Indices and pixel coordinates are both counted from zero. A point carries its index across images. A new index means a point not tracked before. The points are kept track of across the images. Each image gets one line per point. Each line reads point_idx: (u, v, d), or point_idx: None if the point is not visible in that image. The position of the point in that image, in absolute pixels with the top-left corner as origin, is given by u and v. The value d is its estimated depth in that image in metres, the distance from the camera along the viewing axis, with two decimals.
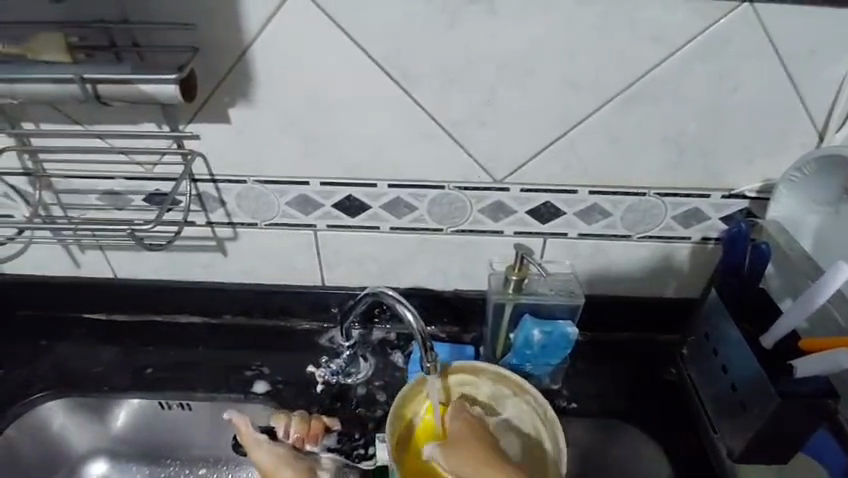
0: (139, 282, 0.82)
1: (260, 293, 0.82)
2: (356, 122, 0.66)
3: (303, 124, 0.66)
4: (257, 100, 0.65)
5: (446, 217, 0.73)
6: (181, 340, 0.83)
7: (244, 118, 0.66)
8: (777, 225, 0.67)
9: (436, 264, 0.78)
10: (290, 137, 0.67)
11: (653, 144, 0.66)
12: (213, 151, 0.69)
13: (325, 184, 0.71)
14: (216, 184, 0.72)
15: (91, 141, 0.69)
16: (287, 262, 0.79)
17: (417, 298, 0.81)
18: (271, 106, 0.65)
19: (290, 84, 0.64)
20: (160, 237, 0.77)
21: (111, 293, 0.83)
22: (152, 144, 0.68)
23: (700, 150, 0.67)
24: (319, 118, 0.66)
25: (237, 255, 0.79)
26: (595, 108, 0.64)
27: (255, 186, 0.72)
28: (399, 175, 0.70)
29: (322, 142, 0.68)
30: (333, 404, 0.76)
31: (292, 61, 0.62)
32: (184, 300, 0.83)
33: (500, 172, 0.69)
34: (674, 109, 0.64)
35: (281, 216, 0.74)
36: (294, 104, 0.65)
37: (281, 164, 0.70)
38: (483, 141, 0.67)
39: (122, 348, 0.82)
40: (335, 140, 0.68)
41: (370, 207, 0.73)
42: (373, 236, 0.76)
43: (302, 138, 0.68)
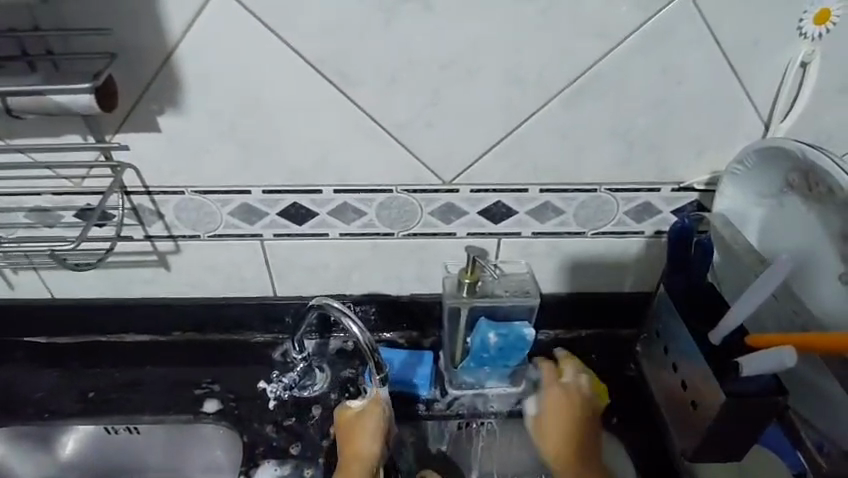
0: (78, 301, 0.78)
1: (209, 310, 0.79)
2: (298, 129, 0.64)
3: (241, 134, 0.64)
4: (191, 109, 0.62)
5: (396, 221, 0.71)
6: (127, 360, 0.79)
7: (177, 130, 0.63)
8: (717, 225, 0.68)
9: (392, 270, 0.76)
10: (228, 146, 0.65)
11: (604, 139, 0.65)
12: (146, 161, 0.65)
13: (267, 191, 0.68)
14: (153, 196, 0.68)
15: (13, 161, 0.65)
16: (234, 274, 0.76)
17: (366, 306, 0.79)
18: (205, 113, 0.62)
19: (224, 91, 0.61)
20: (97, 255, 0.73)
21: (49, 315, 0.79)
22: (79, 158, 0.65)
23: (653, 145, 0.66)
24: (256, 126, 0.63)
25: (183, 270, 0.75)
26: (542, 107, 0.63)
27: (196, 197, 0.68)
28: (345, 181, 0.68)
29: (261, 149, 0.65)
30: (288, 422, 0.73)
31: (224, 71, 0.59)
32: (127, 319, 0.79)
33: (451, 175, 0.67)
34: (624, 104, 0.63)
35: (224, 227, 0.71)
36: (229, 112, 0.62)
37: (218, 174, 0.67)
38: (431, 147, 0.65)
39: (64, 372, 0.78)
40: (273, 147, 0.65)
41: (316, 213, 0.70)
42: (322, 244, 0.73)
43: (239, 147, 0.65)
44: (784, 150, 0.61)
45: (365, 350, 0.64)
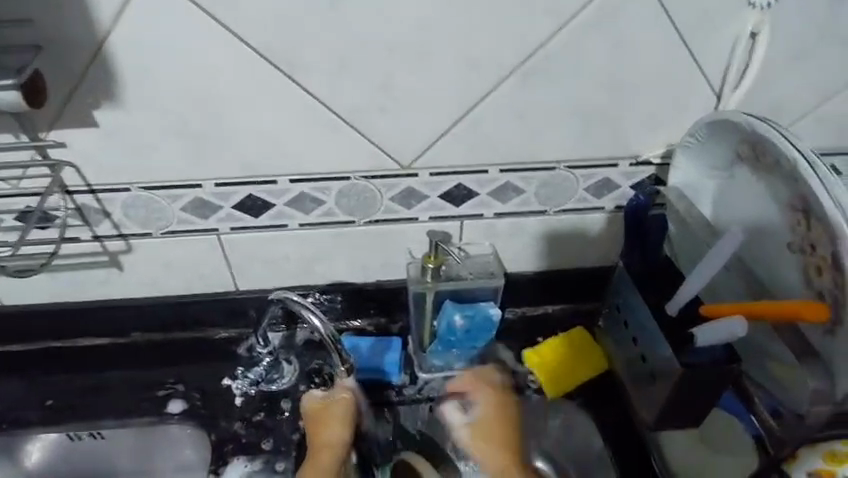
0: (161, 294, 0.76)
1: (337, 297, 0.77)
2: (427, 122, 0.63)
3: (366, 122, 0.62)
4: (303, 108, 0.61)
5: (550, 198, 0.71)
6: (211, 355, 0.77)
7: (277, 129, 0.62)
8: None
9: (525, 253, 0.76)
10: (341, 142, 0.63)
11: (794, 121, 0.67)
12: (264, 156, 0.64)
13: (436, 174, 0.67)
14: (277, 207, 0.68)
15: (144, 161, 0.64)
16: (353, 267, 0.75)
17: (530, 290, 0.79)
18: (320, 110, 0.61)
19: (357, 74, 0.59)
20: (214, 256, 0.72)
21: (118, 311, 0.76)
22: (213, 169, 0.65)
23: (836, 125, 0.68)
24: (378, 115, 0.62)
25: (296, 261, 0.74)
26: (679, 78, 0.62)
27: (320, 193, 0.67)
28: (526, 157, 0.67)
29: (420, 134, 0.64)
30: (420, 419, 0.74)
31: (325, 59, 0.58)
32: (213, 312, 0.77)
33: (625, 149, 0.67)
34: (824, 78, 0.64)
35: (384, 212, 0.70)
36: (360, 101, 0.61)
37: (359, 163, 0.65)
38: (553, 138, 0.66)
39: (180, 368, 0.77)
40: (426, 135, 0.64)
41: (478, 194, 0.70)
42: (454, 226, 0.72)
43: (389, 135, 0.63)
44: None
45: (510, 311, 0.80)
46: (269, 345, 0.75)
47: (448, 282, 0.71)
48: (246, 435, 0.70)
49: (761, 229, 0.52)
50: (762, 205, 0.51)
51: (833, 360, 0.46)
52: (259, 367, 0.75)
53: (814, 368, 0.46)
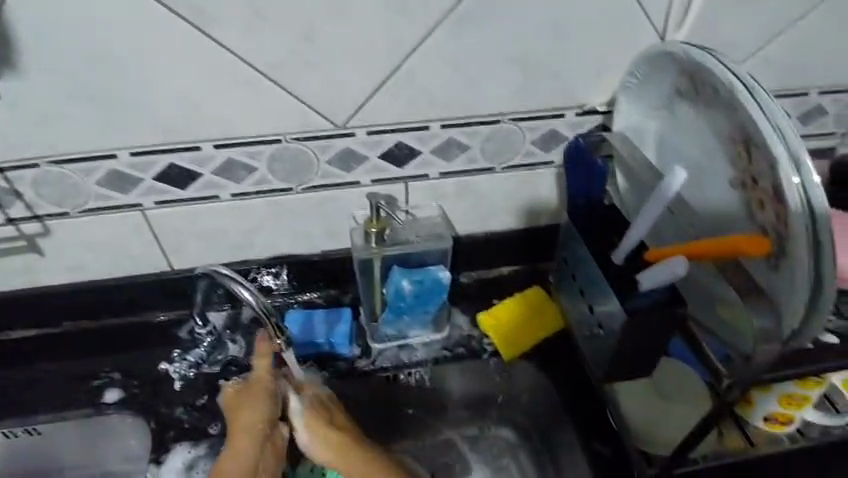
0: (92, 280, 0.70)
1: (281, 269, 0.73)
2: (356, 78, 0.59)
3: (290, 79, 0.58)
4: (222, 63, 0.56)
5: (498, 153, 0.68)
6: (153, 342, 0.73)
7: (195, 90, 0.58)
8: (833, 142, 0.73)
9: (474, 214, 0.73)
10: (266, 101, 0.59)
11: (748, 60, 0.64)
12: (182, 120, 0.59)
13: (372, 132, 0.63)
14: (204, 177, 0.63)
15: (50, 132, 0.58)
16: (297, 237, 0.71)
17: (485, 249, 0.76)
18: (240, 67, 0.57)
19: (277, 23, 0.55)
20: (142, 236, 0.67)
21: (48, 300, 0.71)
22: (129, 137, 0.60)
23: (792, 65, 0.65)
24: (303, 69, 0.58)
25: (232, 235, 0.69)
26: (620, 24, 0.59)
27: (248, 159, 0.63)
28: (465, 110, 0.63)
29: (353, 86, 0.59)
30: (380, 390, 0.71)
31: (240, 10, 0.54)
32: (151, 295, 0.72)
33: (570, 98, 0.64)
34: (778, 12, 0.61)
35: (322, 177, 0.66)
36: (282, 55, 0.57)
37: (291, 122, 0.61)
38: (494, 91, 0.62)
39: (118, 353, 0.72)
40: (360, 88, 0.60)
41: (420, 153, 0.66)
42: (400, 188, 0.68)
43: (321, 88, 0.59)
44: None
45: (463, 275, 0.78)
46: (209, 323, 0.73)
47: (394, 246, 0.68)
48: (188, 420, 0.67)
49: (704, 168, 0.50)
50: (702, 143, 0.50)
51: (775, 296, 0.44)
52: (199, 349, 0.71)
53: (754, 306, 0.46)
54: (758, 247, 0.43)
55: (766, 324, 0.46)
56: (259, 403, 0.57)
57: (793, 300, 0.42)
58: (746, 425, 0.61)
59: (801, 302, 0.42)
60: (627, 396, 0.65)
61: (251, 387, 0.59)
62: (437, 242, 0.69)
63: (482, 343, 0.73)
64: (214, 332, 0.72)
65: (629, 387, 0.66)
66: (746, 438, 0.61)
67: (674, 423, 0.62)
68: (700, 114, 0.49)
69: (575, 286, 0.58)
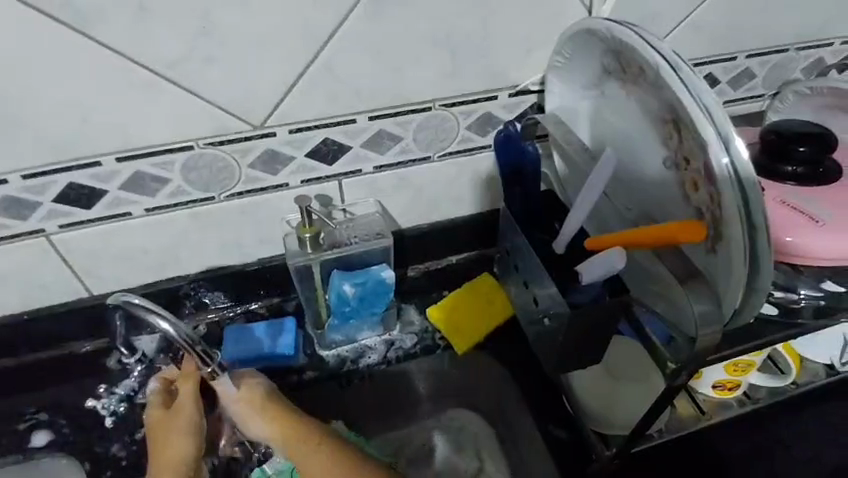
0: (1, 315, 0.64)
1: (214, 284, 0.68)
2: (269, 73, 0.54)
3: (194, 79, 0.53)
4: (112, 68, 0.51)
5: (433, 141, 0.64)
6: (81, 375, 0.67)
7: (86, 99, 0.52)
8: (762, 105, 0.73)
9: (415, 206, 0.70)
10: (169, 105, 0.54)
11: (676, 27, 0.62)
12: (77, 133, 0.53)
13: (294, 131, 0.58)
14: (111, 194, 0.57)
15: None
16: (228, 247, 0.66)
17: (428, 241, 0.73)
18: (134, 70, 0.51)
19: (170, 18, 0.49)
20: (52, 264, 0.61)
21: None
22: (18, 157, 0.53)
23: (720, 30, 0.64)
24: (207, 67, 0.53)
25: (155, 254, 0.64)
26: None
27: (159, 171, 0.57)
28: (391, 99, 0.59)
29: (267, 83, 0.55)
30: (331, 396, 0.68)
31: (125, 7, 0.48)
32: (71, 325, 0.66)
33: (501, 78, 0.61)
34: None
35: (245, 182, 0.61)
36: (180, 52, 0.51)
37: (201, 126, 0.56)
38: (421, 76, 0.59)
39: (42, 393, 0.66)
40: (275, 84, 0.55)
41: (349, 148, 0.62)
42: (334, 186, 0.64)
43: (230, 86, 0.54)
44: (819, 60, 0.71)
45: (410, 269, 0.75)
46: (137, 350, 0.68)
47: (331, 251, 0.64)
48: (126, 456, 0.62)
49: (638, 145, 0.49)
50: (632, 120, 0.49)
51: (714, 278, 0.44)
52: (129, 379, 0.66)
53: (694, 289, 0.43)
54: (694, 234, 0.42)
55: (707, 308, 0.42)
56: (181, 434, 0.54)
57: (730, 281, 0.42)
58: (696, 393, 0.62)
59: (737, 283, 0.41)
60: (580, 384, 0.62)
61: (170, 415, 0.56)
62: (376, 241, 0.65)
63: (435, 339, 0.70)
64: (145, 360, 0.68)
65: (581, 374, 0.63)
66: (697, 405, 0.62)
67: (632, 398, 0.59)
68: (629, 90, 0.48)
69: (518, 276, 0.57)
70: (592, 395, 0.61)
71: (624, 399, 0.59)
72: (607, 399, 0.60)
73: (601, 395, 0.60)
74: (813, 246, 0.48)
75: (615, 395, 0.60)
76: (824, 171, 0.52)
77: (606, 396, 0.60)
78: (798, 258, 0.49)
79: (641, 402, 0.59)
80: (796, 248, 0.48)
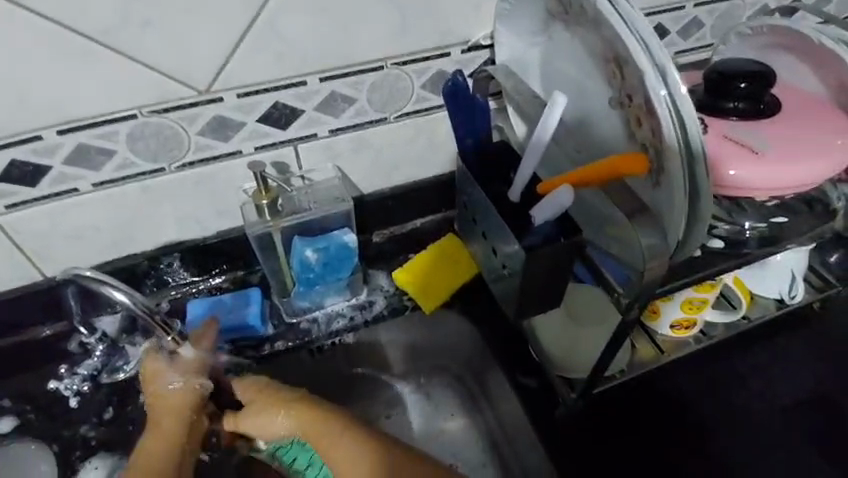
0: None
1: (174, 259, 0.67)
2: (210, 36, 0.52)
3: (131, 44, 0.51)
4: (41, 34, 0.48)
5: (388, 102, 0.63)
6: (42, 361, 0.65)
7: (17, 69, 0.49)
8: (710, 55, 0.75)
9: (375, 170, 0.69)
10: (107, 73, 0.52)
11: None
12: (11, 106, 0.51)
13: (242, 96, 0.57)
14: (55, 169, 0.55)
15: None
16: (185, 221, 0.65)
17: (391, 205, 0.73)
18: (65, 36, 0.49)
19: None
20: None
21: None
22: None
23: None
24: (144, 30, 0.50)
25: (108, 231, 0.62)
26: None
27: (103, 143, 0.55)
28: (341, 59, 0.58)
29: (209, 46, 0.53)
30: (301, 363, 0.68)
31: None
32: (26, 311, 0.64)
33: (452, 34, 0.61)
34: None
35: (196, 151, 0.59)
36: (113, 15, 0.49)
37: (144, 94, 0.54)
38: (370, 34, 0.58)
39: (1, 381, 0.64)
40: (218, 47, 0.53)
41: (302, 112, 0.61)
42: (289, 152, 0.63)
43: (170, 52, 0.52)
44: (765, 8, 0.73)
45: (374, 235, 0.75)
46: (98, 330, 0.66)
47: (290, 217, 0.63)
48: (96, 437, 0.61)
49: (586, 87, 0.49)
50: (579, 64, 0.49)
51: (659, 211, 0.45)
52: (92, 359, 0.65)
53: (641, 222, 0.44)
54: (638, 165, 0.43)
55: (655, 240, 0.43)
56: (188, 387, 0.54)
57: (674, 214, 0.44)
58: (656, 334, 0.65)
59: (680, 215, 0.43)
60: (541, 331, 0.64)
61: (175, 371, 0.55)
62: (336, 204, 0.65)
63: (402, 300, 0.71)
64: (106, 339, 0.66)
65: (544, 321, 0.64)
66: (656, 345, 0.65)
67: (590, 341, 0.62)
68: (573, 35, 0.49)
69: (477, 229, 0.57)
70: (552, 340, 0.63)
71: (581, 343, 0.62)
72: (565, 343, 0.62)
73: (560, 340, 0.62)
74: (757, 178, 0.49)
75: (573, 340, 0.62)
76: (763, 107, 0.53)
77: (565, 341, 0.62)
78: (741, 191, 0.50)
79: (597, 344, 0.61)
80: (739, 182, 0.50)
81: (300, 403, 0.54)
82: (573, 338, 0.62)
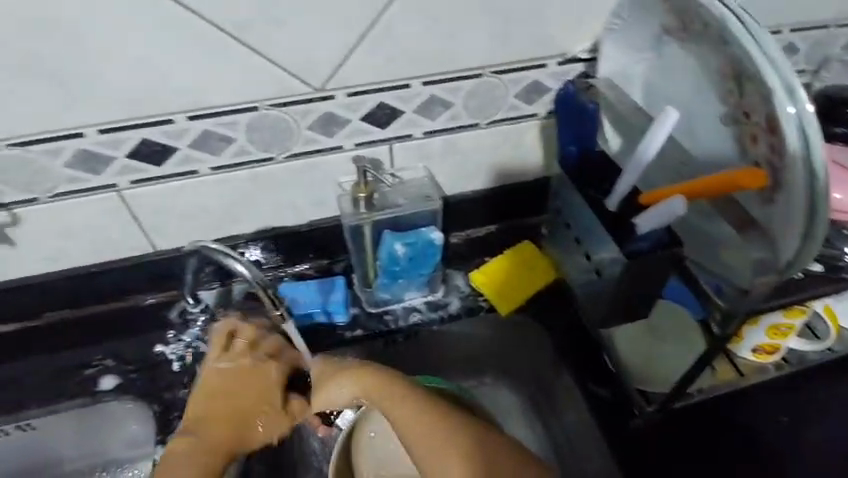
0: (72, 269, 0.67)
1: (268, 243, 0.71)
2: (331, 37, 0.57)
3: (261, 41, 0.55)
4: (187, 28, 0.53)
5: (482, 109, 0.66)
6: (143, 327, 0.70)
7: (162, 58, 0.54)
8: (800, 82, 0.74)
9: (460, 173, 0.72)
10: (238, 66, 0.56)
11: None
12: (151, 91, 0.56)
13: (352, 94, 0.61)
14: (181, 151, 0.60)
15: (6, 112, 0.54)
16: (281, 209, 0.69)
17: (471, 208, 0.75)
18: (207, 31, 0.54)
19: None
20: (120, 219, 0.64)
21: (26, 295, 0.67)
22: (95, 112, 0.56)
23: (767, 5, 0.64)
24: (275, 30, 0.55)
25: (214, 212, 0.67)
26: None
27: (225, 130, 0.60)
28: (445, 66, 0.61)
29: (328, 46, 0.57)
30: (377, 352, 0.71)
31: None
32: (134, 279, 0.70)
33: (551, 47, 0.62)
34: None
35: (303, 143, 0.63)
36: (250, 14, 0.53)
37: (266, 88, 0.58)
38: (474, 42, 0.60)
39: (106, 342, 0.70)
40: (336, 48, 0.57)
41: (403, 113, 0.64)
42: (384, 151, 0.67)
43: (294, 50, 0.57)
44: None
45: (453, 236, 0.77)
46: (201, 301, 0.71)
47: (384, 211, 0.67)
48: None
49: (701, 98, 0.55)
50: (699, 85, 0.55)
51: (771, 228, 0.49)
52: (194, 328, 0.70)
53: None
54: (755, 179, 0.47)
55: None
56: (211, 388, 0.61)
57: (786, 235, 0.47)
58: (736, 356, 0.64)
59: (792, 237, 0.46)
60: (625, 344, 0.65)
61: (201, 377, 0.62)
62: (425, 204, 0.68)
63: (478, 302, 0.73)
64: (207, 311, 0.71)
65: (625, 331, 0.65)
66: (736, 368, 0.64)
67: (677, 357, 0.62)
68: (697, 55, 0.54)
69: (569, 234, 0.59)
70: (636, 353, 0.64)
71: (667, 358, 0.62)
72: (650, 358, 0.63)
73: (645, 354, 0.63)
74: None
75: (658, 355, 0.63)
76: None
77: (649, 356, 0.63)
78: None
79: (684, 361, 0.62)
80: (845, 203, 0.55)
81: (358, 370, 0.57)
82: (658, 353, 0.63)
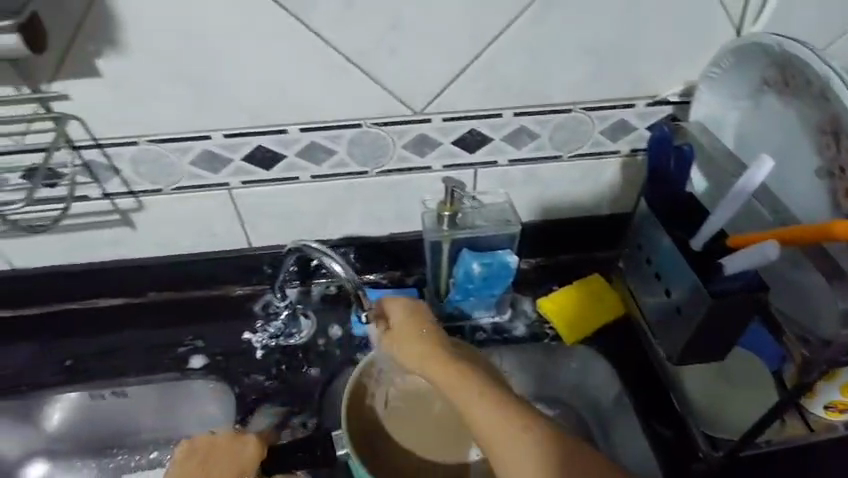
0: (176, 255, 0.74)
1: (350, 250, 0.76)
2: (437, 68, 0.62)
3: (373, 67, 0.61)
4: (311, 52, 0.59)
5: (567, 142, 0.69)
6: (231, 314, 0.77)
7: (286, 76, 0.61)
8: None
9: (537, 201, 0.75)
10: (350, 87, 0.62)
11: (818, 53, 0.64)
12: (271, 104, 0.63)
13: (447, 119, 0.65)
14: (288, 158, 0.67)
15: (148, 113, 0.61)
16: (366, 219, 0.74)
17: (544, 236, 0.78)
18: (328, 56, 0.60)
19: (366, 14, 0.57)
20: (225, 214, 0.71)
21: (134, 273, 0.75)
22: (222, 118, 0.63)
23: None
24: (387, 58, 0.60)
25: (306, 216, 0.73)
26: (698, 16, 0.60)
27: (329, 143, 0.66)
28: (537, 100, 0.65)
29: (432, 75, 0.62)
30: None
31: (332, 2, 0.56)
32: (228, 270, 0.76)
33: (641, 88, 0.65)
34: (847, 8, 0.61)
35: (396, 161, 0.68)
36: (368, 43, 0.59)
37: (371, 109, 0.64)
38: (568, 80, 0.64)
39: (197, 324, 0.76)
40: (439, 78, 0.62)
41: (491, 140, 0.68)
42: (469, 174, 0.71)
43: (401, 77, 0.62)
44: None
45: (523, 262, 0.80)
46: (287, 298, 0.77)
47: (465, 231, 0.69)
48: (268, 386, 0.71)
49: (795, 150, 0.59)
50: (793, 137, 0.59)
51: None
52: (278, 321, 0.75)
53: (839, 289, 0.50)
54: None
55: None
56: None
57: None
58: (808, 413, 0.62)
59: None
60: (693, 384, 0.67)
61: None
62: (507, 227, 0.70)
63: (545, 328, 0.75)
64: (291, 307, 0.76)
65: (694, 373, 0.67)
66: (806, 424, 0.62)
67: (746, 406, 0.63)
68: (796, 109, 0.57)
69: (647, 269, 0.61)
70: (703, 394, 0.66)
71: (734, 405, 0.64)
72: (717, 400, 0.65)
73: (712, 396, 0.65)
74: None
75: (727, 400, 0.64)
76: None
77: (716, 399, 0.65)
78: None
79: (752, 410, 0.63)
80: None
81: (423, 339, 0.57)
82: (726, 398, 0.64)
